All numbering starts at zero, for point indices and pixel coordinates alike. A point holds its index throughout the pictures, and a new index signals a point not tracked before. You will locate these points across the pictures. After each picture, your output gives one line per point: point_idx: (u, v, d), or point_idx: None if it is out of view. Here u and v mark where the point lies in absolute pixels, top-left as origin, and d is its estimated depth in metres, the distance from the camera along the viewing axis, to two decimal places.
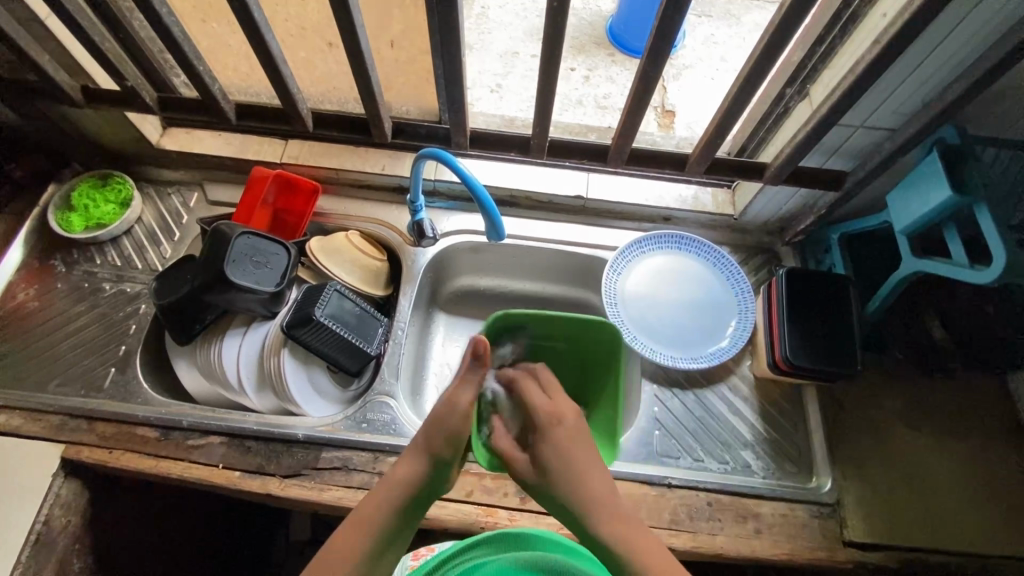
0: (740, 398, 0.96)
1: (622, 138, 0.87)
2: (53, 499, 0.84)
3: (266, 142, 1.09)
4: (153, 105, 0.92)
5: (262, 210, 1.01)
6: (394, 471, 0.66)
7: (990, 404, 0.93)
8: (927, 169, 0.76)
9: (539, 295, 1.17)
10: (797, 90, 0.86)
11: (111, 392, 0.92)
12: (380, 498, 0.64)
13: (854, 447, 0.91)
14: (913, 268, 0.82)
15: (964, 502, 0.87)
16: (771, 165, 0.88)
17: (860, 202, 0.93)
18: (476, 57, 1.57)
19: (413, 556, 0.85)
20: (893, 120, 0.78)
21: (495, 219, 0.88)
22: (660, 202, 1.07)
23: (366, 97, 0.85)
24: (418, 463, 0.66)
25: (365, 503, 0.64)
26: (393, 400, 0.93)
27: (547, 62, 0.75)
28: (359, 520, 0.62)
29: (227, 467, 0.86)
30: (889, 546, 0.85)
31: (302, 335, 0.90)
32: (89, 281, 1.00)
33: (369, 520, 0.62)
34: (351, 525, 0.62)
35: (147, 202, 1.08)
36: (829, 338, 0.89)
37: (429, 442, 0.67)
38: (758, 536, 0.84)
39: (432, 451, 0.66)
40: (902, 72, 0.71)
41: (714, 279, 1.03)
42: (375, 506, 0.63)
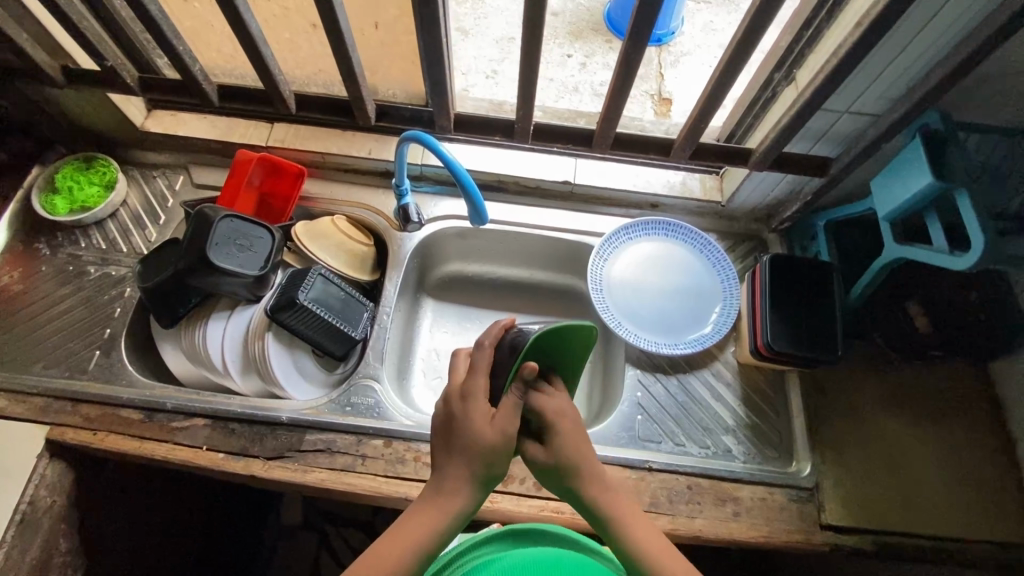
0: (722, 384, 0.96)
1: (606, 123, 0.86)
2: (38, 480, 0.85)
3: (252, 125, 1.08)
4: (133, 85, 0.91)
5: (247, 193, 1.01)
6: (441, 488, 0.62)
7: (971, 390, 0.94)
8: (910, 154, 0.75)
9: (526, 282, 1.17)
10: (784, 75, 0.85)
11: (95, 374, 0.92)
12: (428, 519, 0.61)
13: (833, 433, 0.92)
14: (896, 255, 0.82)
15: (940, 486, 0.88)
16: (756, 150, 0.88)
17: (846, 189, 0.92)
18: (471, 42, 1.56)
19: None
20: (877, 106, 0.78)
21: (477, 204, 0.87)
22: (648, 188, 1.06)
23: (346, 79, 0.84)
24: (465, 485, 0.62)
25: (410, 521, 0.61)
26: (378, 384, 0.94)
27: (529, 45, 0.74)
28: (403, 536, 0.60)
29: (210, 449, 0.87)
30: (864, 529, 0.86)
31: (287, 318, 0.90)
32: (74, 264, 1.00)
33: (412, 544, 0.59)
34: (392, 547, 0.59)
35: (132, 185, 1.07)
36: (812, 325, 0.90)
37: (487, 470, 0.62)
38: (737, 519, 0.85)
39: (483, 472, 0.62)
40: (886, 56, 0.71)
41: (701, 266, 1.03)
42: (419, 529, 0.60)
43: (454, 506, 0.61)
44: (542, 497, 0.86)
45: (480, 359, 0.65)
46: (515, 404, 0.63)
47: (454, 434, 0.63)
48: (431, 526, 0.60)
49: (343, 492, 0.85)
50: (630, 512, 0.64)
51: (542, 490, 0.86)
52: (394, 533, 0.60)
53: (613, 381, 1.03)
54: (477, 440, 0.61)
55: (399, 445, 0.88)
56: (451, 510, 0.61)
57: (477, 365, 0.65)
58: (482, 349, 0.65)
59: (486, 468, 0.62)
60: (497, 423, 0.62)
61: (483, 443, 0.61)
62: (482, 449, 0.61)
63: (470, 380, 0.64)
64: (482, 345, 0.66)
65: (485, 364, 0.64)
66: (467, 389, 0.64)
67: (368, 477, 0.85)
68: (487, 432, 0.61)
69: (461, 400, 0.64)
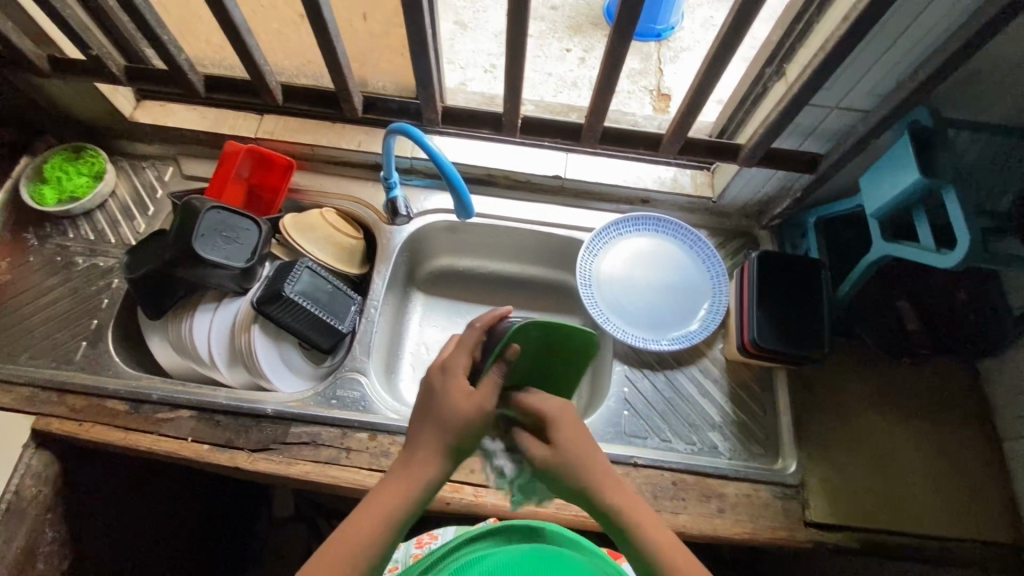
0: (709, 381, 0.96)
1: (594, 116, 0.85)
2: (23, 470, 0.85)
3: (241, 117, 1.08)
4: (120, 75, 0.90)
5: (235, 184, 1.00)
6: (415, 460, 0.62)
7: (959, 389, 0.94)
8: (897, 151, 0.75)
9: (517, 277, 1.16)
10: (775, 70, 0.84)
11: (81, 364, 0.92)
12: (402, 491, 0.60)
13: (819, 430, 0.91)
14: (883, 252, 0.81)
15: (927, 484, 0.88)
16: (745, 146, 0.87)
17: (835, 185, 0.92)
18: (470, 36, 1.54)
19: (417, 544, 0.87)
20: (866, 102, 0.77)
21: (463, 197, 0.87)
22: (638, 183, 1.06)
23: (332, 71, 0.84)
24: (440, 456, 0.61)
25: (383, 492, 0.60)
26: (365, 377, 0.94)
27: (514, 37, 0.73)
28: (376, 506, 0.60)
29: (195, 441, 0.87)
30: (848, 526, 0.86)
31: (273, 311, 0.90)
32: (62, 254, 1.00)
33: (387, 515, 0.59)
34: (366, 518, 0.59)
35: (121, 175, 1.07)
36: (799, 322, 0.89)
37: (459, 442, 0.62)
38: (721, 515, 0.85)
39: (458, 445, 0.62)
40: (873, 52, 0.70)
41: (691, 262, 1.03)
42: (394, 500, 0.60)
43: (428, 477, 0.61)
44: None
45: (467, 338, 0.67)
46: (495, 383, 0.63)
47: (430, 406, 0.63)
48: (404, 496, 0.60)
49: (327, 485, 0.85)
50: (640, 513, 0.61)
51: None
52: (369, 504, 0.60)
53: (601, 376, 1.02)
54: (451, 413, 0.62)
55: (383, 438, 0.88)
56: (425, 483, 0.61)
57: (464, 344, 0.66)
58: (471, 329, 0.67)
59: (461, 440, 0.62)
60: (472, 399, 0.62)
61: (455, 416, 0.62)
62: (457, 421, 0.62)
63: (452, 355, 0.65)
64: (472, 326, 0.68)
65: (471, 344, 0.66)
66: (448, 364, 0.65)
67: (352, 471, 0.85)
68: (463, 405, 0.62)
69: (440, 375, 0.64)
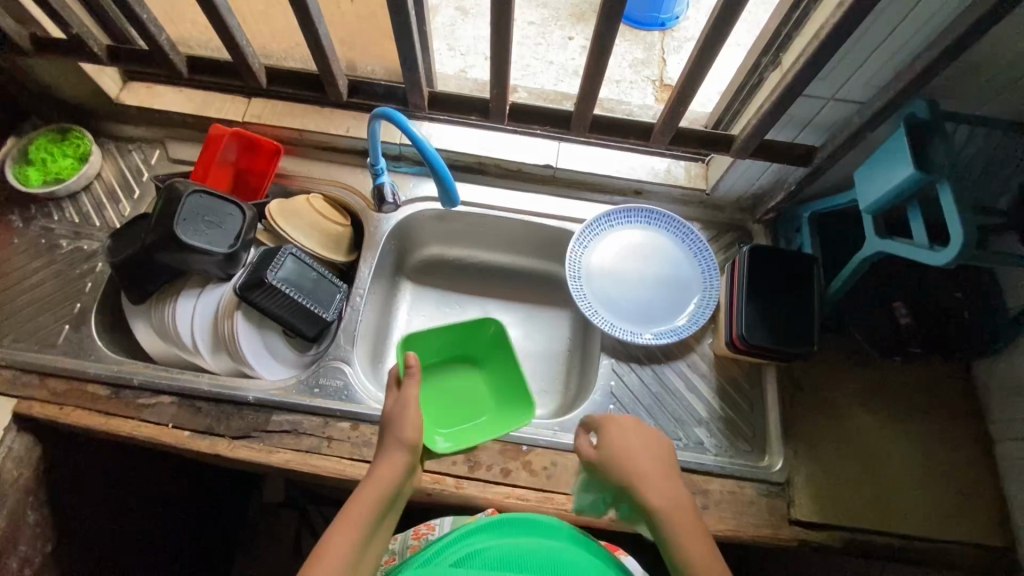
0: (697, 375, 0.95)
1: (585, 104, 0.83)
2: (4, 452, 0.84)
3: (229, 99, 1.06)
4: (102, 55, 0.89)
5: (222, 168, 0.99)
6: (376, 474, 0.66)
7: (951, 389, 0.92)
8: (893, 144, 0.73)
9: (507, 268, 1.15)
10: (771, 60, 0.82)
11: (64, 348, 0.92)
12: (369, 500, 0.64)
13: (808, 427, 0.90)
14: (876, 249, 0.79)
15: (916, 486, 0.87)
16: (738, 137, 0.85)
17: (831, 179, 0.90)
18: (471, 22, 1.51)
19: (414, 535, 0.81)
20: (863, 93, 0.75)
21: (448, 185, 0.86)
22: (631, 174, 1.04)
23: (315, 53, 0.81)
24: (394, 459, 0.67)
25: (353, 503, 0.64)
26: (348, 366, 0.93)
27: (500, 21, 0.71)
28: (347, 517, 0.63)
29: (176, 427, 0.86)
30: (833, 525, 0.85)
31: (256, 297, 0.89)
32: (46, 237, 0.99)
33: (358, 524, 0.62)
34: (339, 534, 0.61)
35: (108, 158, 1.06)
36: (789, 318, 0.88)
37: (400, 440, 0.68)
38: (704, 512, 0.84)
39: (404, 442, 0.68)
40: (869, 41, 0.68)
41: (683, 256, 1.01)
42: (362, 511, 0.63)
43: (388, 480, 0.66)
44: (509, 484, 0.85)
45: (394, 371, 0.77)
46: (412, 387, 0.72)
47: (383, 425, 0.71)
48: (371, 502, 0.64)
49: (307, 474, 0.85)
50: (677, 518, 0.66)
51: (508, 478, 0.85)
52: (343, 519, 0.63)
53: (589, 370, 1.01)
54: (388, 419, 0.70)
55: (365, 428, 0.87)
56: (384, 491, 0.65)
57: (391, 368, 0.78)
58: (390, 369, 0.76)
59: (406, 441, 0.68)
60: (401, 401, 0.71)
61: (389, 419, 0.70)
62: (398, 425, 0.69)
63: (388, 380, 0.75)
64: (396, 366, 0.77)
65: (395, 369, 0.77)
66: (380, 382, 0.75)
67: (333, 460, 0.85)
68: (391, 405, 0.71)
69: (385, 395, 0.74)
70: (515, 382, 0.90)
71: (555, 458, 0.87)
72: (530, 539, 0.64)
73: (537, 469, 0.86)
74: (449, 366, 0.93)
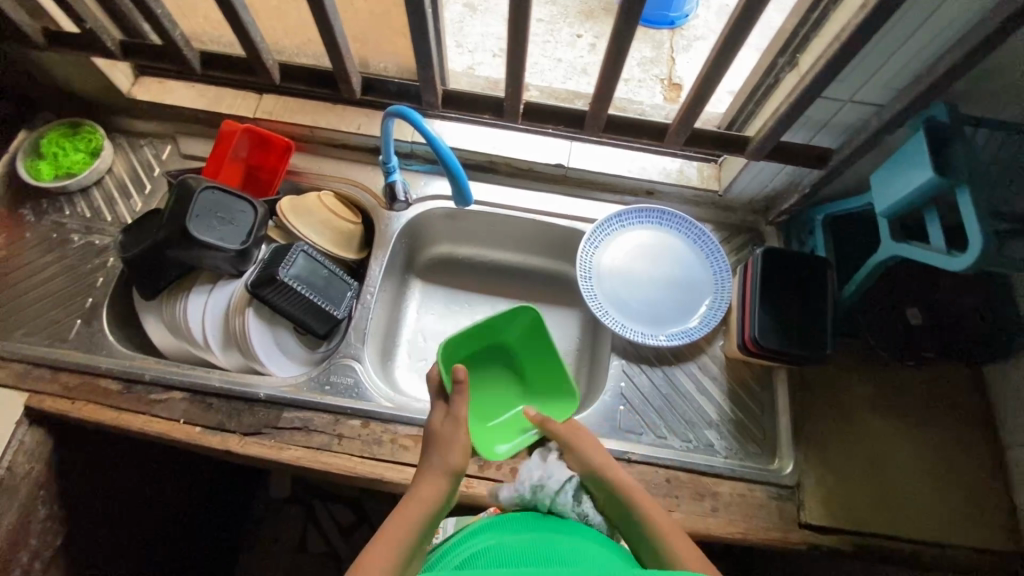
0: (708, 377, 0.95)
1: (599, 104, 0.83)
2: (15, 446, 0.85)
3: (240, 95, 1.06)
4: (116, 50, 0.89)
5: (233, 165, 0.99)
6: (420, 491, 0.68)
7: (964, 395, 0.91)
8: (912, 147, 0.72)
9: (517, 267, 1.15)
10: (788, 60, 0.81)
11: (76, 342, 0.92)
12: (411, 513, 0.65)
13: (818, 429, 0.90)
14: (891, 253, 0.79)
15: (926, 491, 0.86)
16: (753, 138, 0.85)
17: (845, 182, 0.89)
18: (479, 20, 1.50)
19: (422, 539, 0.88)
20: (881, 95, 0.74)
21: (462, 184, 0.85)
22: (643, 174, 1.04)
23: (329, 50, 0.81)
24: (440, 475, 0.69)
25: (396, 516, 0.65)
26: (359, 364, 0.93)
27: (517, 18, 0.71)
28: (392, 528, 0.63)
29: (187, 423, 0.87)
30: (843, 529, 0.84)
31: (268, 294, 0.89)
32: (58, 231, 0.99)
33: (399, 537, 0.62)
34: (386, 542, 0.61)
35: (119, 153, 1.06)
36: (801, 322, 0.87)
37: (447, 461, 0.71)
38: (714, 514, 0.84)
39: (451, 463, 0.70)
40: (889, 43, 0.67)
41: (695, 257, 1.01)
42: (409, 524, 0.64)
43: (434, 497, 0.67)
44: None
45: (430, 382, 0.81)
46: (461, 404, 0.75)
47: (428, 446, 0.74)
48: (416, 514, 0.65)
49: (317, 471, 0.85)
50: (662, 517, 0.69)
51: None
52: (384, 531, 0.63)
53: (598, 370, 1.01)
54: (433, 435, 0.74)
55: (375, 426, 0.87)
56: (430, 508, 0.66)
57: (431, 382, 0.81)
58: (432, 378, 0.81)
59: (451, 458, 0.71)
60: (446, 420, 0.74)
61: (434, 437, 0.73)
62: (448, 444, 0.72)
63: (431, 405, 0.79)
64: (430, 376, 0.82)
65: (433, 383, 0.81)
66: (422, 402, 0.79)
67: (344, 458, 0.85)
68: (440, 422, 0.74)
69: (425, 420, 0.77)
70: (550, 373, 0.91)
71: None
72: (539, 534, 0.64)
73: None
74: (481, 361, 0.92)
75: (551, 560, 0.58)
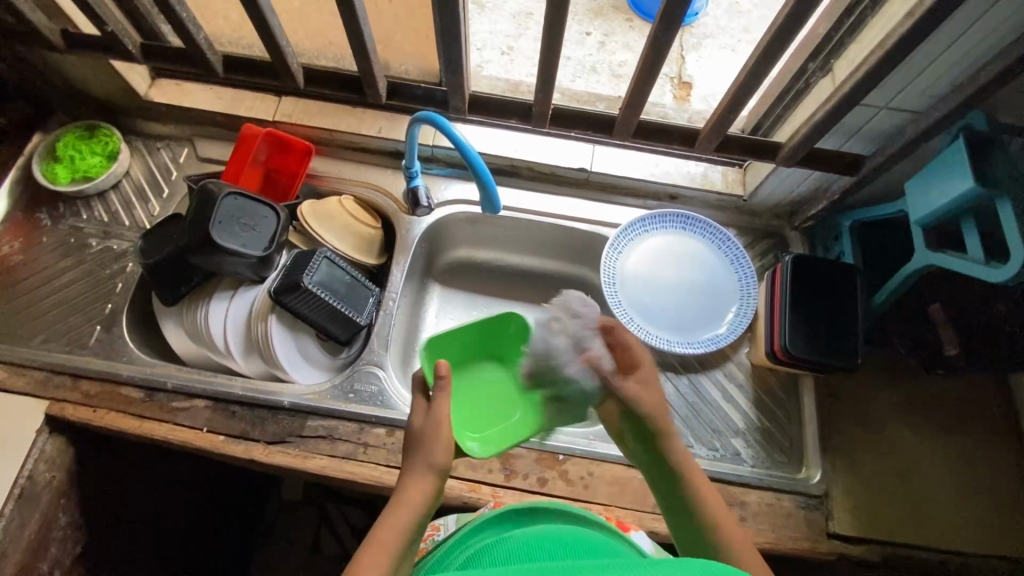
0: (734, 385, 0.94)
1: (629, 109, 0.82)
2: (37, 455, 0.84)
3: (259, 98, 1.04)
4: (136, 52, 0.87)
5: (253, 169, 0.97)
6: (404, 500, 0.61)
7: (992, 403, 0.91)
8: (950, 157, 0.71)
9: (536, 271, 1.13)
10: (820, 66, 0.80)
11: (96, 349, 0.91)
12: (398, 528, 0.60)
13: (845, 438, 0.89)
14: (926, 262, 0.78)
15: (954, 501, 0.86)
16: (785, 145, 0.84)
17: (876, 189, 0.88)
18: (486, 17, 1.45)
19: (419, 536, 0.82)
20: (919, 103, 0.73)
21: (490, 190, 0.84)
22: (666, 178, 1.02)
23: (357, 55, 0.80)
24: (424, 479, 0.63)
25: (382, 528, 0.60)
26: (382, 371, 0.92)
27: (551, 23, 0.70)
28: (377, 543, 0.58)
29: (211, 431, 0.86)
30: (871, 539, 0.84)
31: (291, 301, 0.88)
32: (75, 236, 0.98)
33: (385, 554, 0.58)
34: (369, 560, 0.57)
35: (135, 155, 1.04)
36: (830, 329, 0.87)
37: (430, 461, 0.63)
38: (743, 524, 0.84)
39: (435, 464, 0.63)
40: (932, 52, 0.66)
41: (719, 262, 1.00)
42: (393, 538, 0.59)
43: (416, 506, 0.61)
44: (545, 494, 0.84)
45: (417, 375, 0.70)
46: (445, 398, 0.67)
47: (409, 443, 0.66)
48: (402, 524, 0.60)
49: (343, 480, 0.84)
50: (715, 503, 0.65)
51: (545, 487, 0.85)
52: (370, 544, 0.58)
53: None
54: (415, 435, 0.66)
55: (401, 435, 0.86)
56: (414, 517, 0.61)
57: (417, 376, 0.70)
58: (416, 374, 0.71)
59: (434, 460, 0.63)
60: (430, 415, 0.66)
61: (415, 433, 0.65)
62: (430, 446, 0.64)
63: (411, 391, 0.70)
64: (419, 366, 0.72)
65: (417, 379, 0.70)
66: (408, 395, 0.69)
67: (369, 466, 0.84)
68: (419, 420, 0.66)
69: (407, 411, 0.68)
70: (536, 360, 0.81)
71: (591, 469, 0.86)
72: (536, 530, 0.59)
73: (574, 479, 0.85)
74: (477, 367, 0.84)
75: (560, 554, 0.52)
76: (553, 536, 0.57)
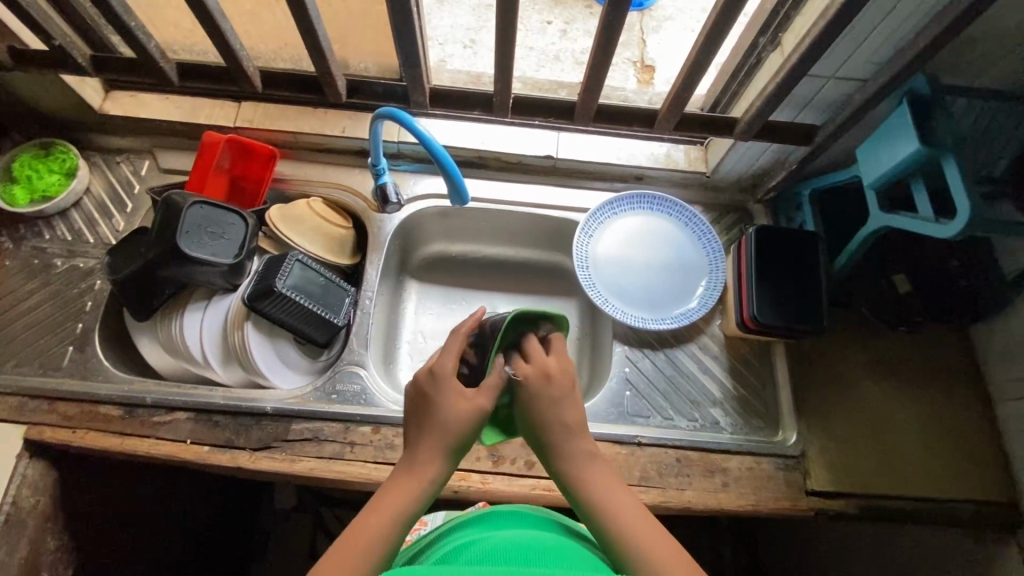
0: (709, 356, 0.96)
1: (588, 94, 0.83)
2: (19, 480, 0.83)
3: (218, 105, 1.03)
4: (86, 65, 0.85)
5: (218, 176, 0.96)
6: (411, 474, 0.61)
7: (953, 355, 0.95)
8: (896, 122, 0.74)
9: (511, 261, 1.14)
10: (769, 40, 0.82)
11: (70, 370, 0.90)
12: (407, 492, 0.60)
13: (818, 399, 0.93)
14: (881, 224, 0.82)
15: (921, 450, 0.90)
16: (741, 119, 0.86)
17: (830, 156, 0.91)
18: (447, 10, 1.45)
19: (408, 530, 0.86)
20: (863, 71, 0.76)
21: (457, 182, 0.85)
22: (632, 160, 1.04)
23: (313, 56, 0.80)
24: (439, 458, 0.62)
25: (387, 497, 0.59)
26: (364, 370, 0.93)
27: (503, 15, 0.70)
28: (382, 507, 0.59)
29: (195, 442, 0.86)
30: (847, 493, 0.87)
31: (266, 307, 0.88)
32: (38, 257, 0.96)
33: (391, 516, 0.58)
34: (374, 516, 0.58)
35: (96, 171, 1.02)
36: (798, 296, 0.90)
37: (446, 444, 0.62)
38: (725, 489, 0.87)
39: (452, 446, 0.62)
40: (870, 22, 0.69)
41: (687, 240, 1.02)
42: (398, 502, 0.59)
43: (430, 479, 0.61)
44: (534, 476, 0.86)
45: (453, 343, 0.68)
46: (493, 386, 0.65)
47: (423, 413, 0.64)
48: (408, 497, 0.59)
49: (331, 481, 0.85)
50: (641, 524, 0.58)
51: (533, 470, 0.86)
52: (375, 505, 0.59)
53: (602, 357, 1.02)
54: (441, 413, 0.63)
55: (386, 431, 0.87)
56: (422, 491, 0.61)
57: (449, 348, 0.68)
58: (456, 335, 0.68)
59: (456, 442, 0.62)
60: (465, 399, 0.64)
61: (438, 412, 0.63)
62: (457, 427, 0.62)
63: (438, 359, 0.67)
64: (457, 332, 0.69)
65: (456, 348, 0.67)
66: (438, 369, 0.65)
67: (358, 464, 0.85)
68: (448, 402, 0.63)
69: (430, 380, 0.65)
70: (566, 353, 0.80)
71: None
72: (521, 532, 0.59)
73: None
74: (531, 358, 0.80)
75: (531, 562, 0.53)
76: (536, 542, 0.56)
